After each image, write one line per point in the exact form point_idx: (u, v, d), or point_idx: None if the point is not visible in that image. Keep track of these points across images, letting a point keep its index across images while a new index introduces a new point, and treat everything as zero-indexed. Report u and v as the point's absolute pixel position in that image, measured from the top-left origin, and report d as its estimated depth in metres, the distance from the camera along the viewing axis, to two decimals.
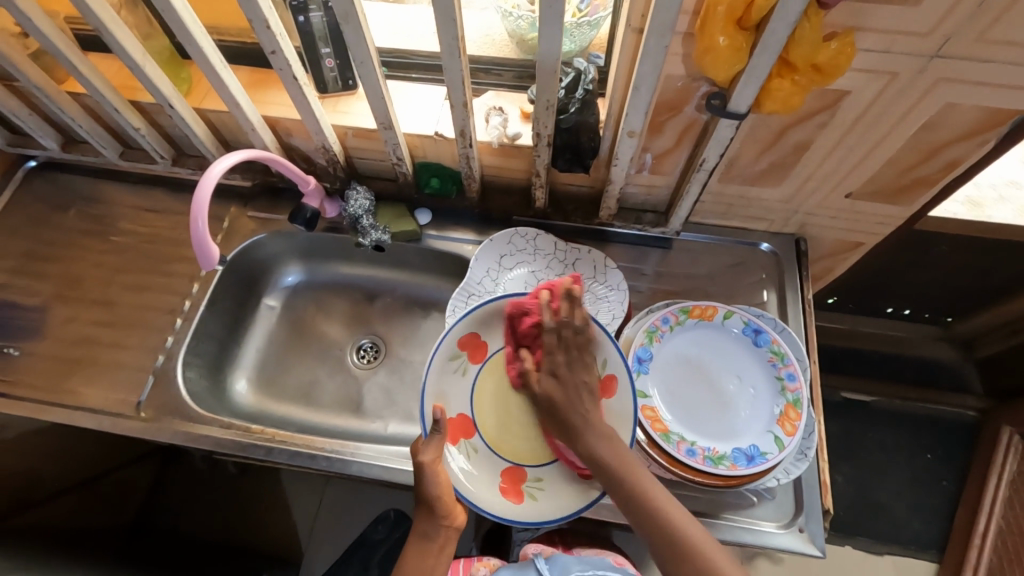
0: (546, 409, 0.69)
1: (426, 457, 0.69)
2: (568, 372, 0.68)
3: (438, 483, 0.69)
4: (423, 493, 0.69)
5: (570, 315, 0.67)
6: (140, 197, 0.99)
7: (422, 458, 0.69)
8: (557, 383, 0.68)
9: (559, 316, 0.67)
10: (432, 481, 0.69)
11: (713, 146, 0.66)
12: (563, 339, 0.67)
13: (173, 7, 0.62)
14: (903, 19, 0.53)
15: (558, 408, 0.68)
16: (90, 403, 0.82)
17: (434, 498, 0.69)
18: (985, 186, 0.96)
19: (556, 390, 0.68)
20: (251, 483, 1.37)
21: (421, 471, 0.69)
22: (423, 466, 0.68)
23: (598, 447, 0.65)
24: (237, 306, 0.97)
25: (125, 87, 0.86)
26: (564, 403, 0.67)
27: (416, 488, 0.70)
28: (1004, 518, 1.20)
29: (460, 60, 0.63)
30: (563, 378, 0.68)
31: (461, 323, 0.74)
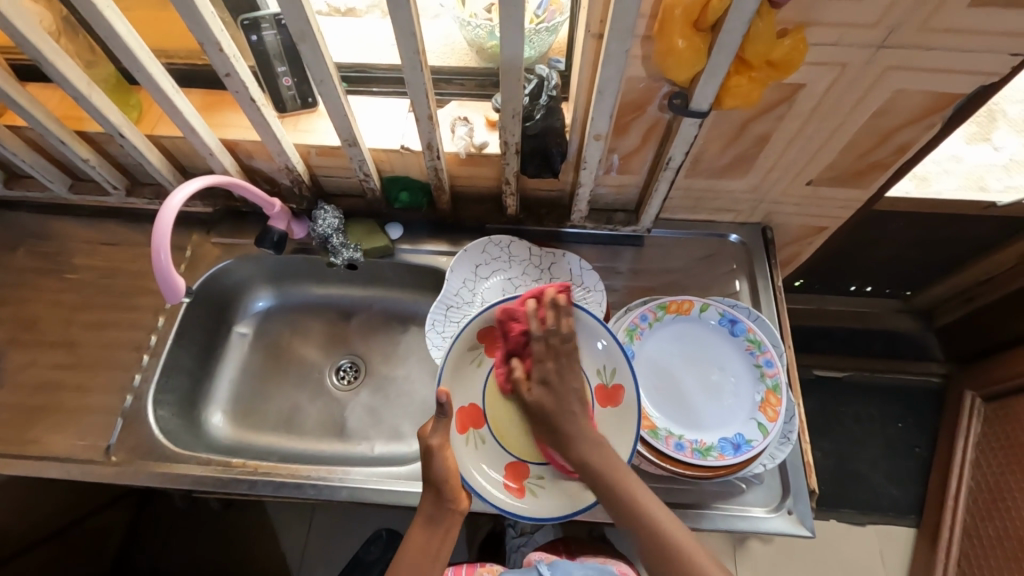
0: (541, 413, 0.67)
1: (435, 440, 0.67)
2: (562, 374, 0.66)
3: (447, 467, 0.68)
4: (432, 478, 0.68)
5: (557, 324, 0.66)
6: (94, 231, 0.94)
7: (431, 441, 0.67)
8: (546, 390, 0.67)
9: (546, 324, 0.66)
10: (439, 465, 0.68)
11: (678, 144, 0.67)
12: (551, 347, 0.66)
13: (116, 32, 0.59)
14: (849, 13, 0.55)
15: (552, 412, 0.66)
16: (56, 452, 0.78)
17: (440, 482, 0.68)
18: (933, 162, 1.01)
19: (546, 397, 0.66)
20: (235, 516, 1.32)
21: (429, 454, 0.68)
22: (432, 450, 0.67)
23: (589, 454, 0.64)
24: (207, 336, 0.93)
25: (70, 118, 0.82)
26: (558, 408, 0.66)
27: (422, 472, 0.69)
28: (974, 478, 1.26)
29: (422, 73, 0.62)
30: (559, 381, 0.67)
31: (480, 316, 0.72)
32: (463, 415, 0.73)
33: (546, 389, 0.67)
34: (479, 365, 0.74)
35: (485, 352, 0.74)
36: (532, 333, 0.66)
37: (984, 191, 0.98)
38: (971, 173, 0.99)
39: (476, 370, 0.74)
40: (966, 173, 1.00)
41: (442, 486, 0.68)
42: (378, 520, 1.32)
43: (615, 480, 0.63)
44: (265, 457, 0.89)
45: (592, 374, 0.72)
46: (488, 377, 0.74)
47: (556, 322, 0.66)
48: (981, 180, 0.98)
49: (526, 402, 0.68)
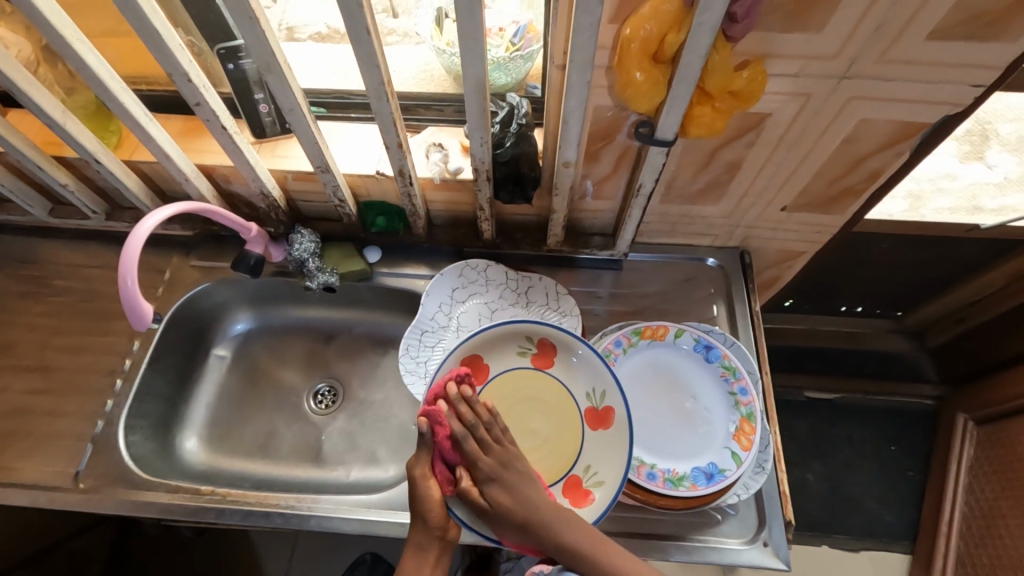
0: (502, 519, 0.64)
1: (420, 468, 0.66)
2: (503, 463, 0.66)
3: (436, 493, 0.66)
4: (416, 503, 0.67)
5: (476, 415, 0.67)
6: (74, 254, 0.95)
7: (415, 469, 0.66)
8: (496, 491, 0.65)
9: (465, 421, 0.66)
10: (424, 493, 0.66)
11: (648, 171, 0.67)
12: (482, 441, 0.66)
13: (87, 65, 0.60)
14: (808, 45, 0.56)
15: (513, 511, 0.64)
16: (24, 478, 0.78)
17: (428, 508, 0.66)
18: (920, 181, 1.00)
19: (502, 495, 0.64)
20: (216, 541, 1.31)
21: (415, 480, 0.66)
22: (416, 476, 0.66)
23: (565, 533, 0.63)
24: (184, 360, 0.93)
25: (50, 144, 0.83)
26: (515, 503, 0.64)
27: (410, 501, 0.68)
28: (967, 504, 1.23)
29: (389, 102, 0.63)
30: (504, 473, 0.65)
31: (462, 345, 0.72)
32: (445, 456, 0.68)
33: (497, 487, 0.65)
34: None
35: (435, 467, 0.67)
36: (457, 435, 0.65)
37: (978, 211, 0.98)
38: (965, 192, 0.98)
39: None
40: (960, 193, 0.98)
41: (429, 513, 0.66)
42: (361, 546, 1.30)
43: (597, 556, 0.63)
44: (238, 484, 0.88)
45: (582, 397, 0.73)
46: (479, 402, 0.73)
47: (477, 420, 0.67)
48: (976, 200, 0.98)
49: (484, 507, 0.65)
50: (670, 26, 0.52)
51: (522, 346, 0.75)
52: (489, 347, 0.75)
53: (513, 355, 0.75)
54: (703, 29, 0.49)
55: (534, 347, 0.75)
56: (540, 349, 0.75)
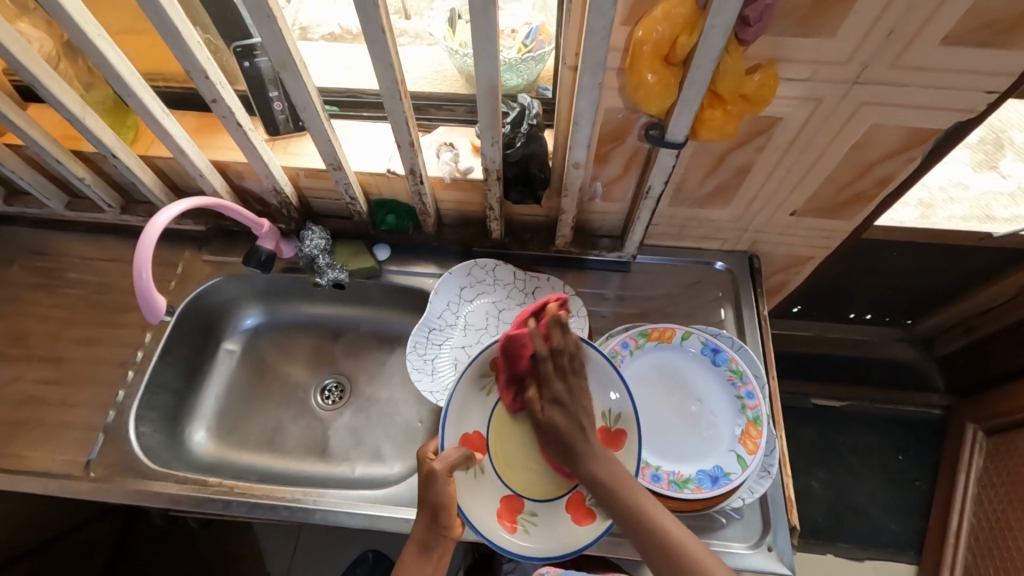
0: (554, 435, 0.64)
1: (441, 466, 0.65)
2: (571, 388, 0.64)
3: (450, 493, 0.66)
4: (429, 501, 0.65)
5: (563, 342, 0.64)
6: (89, 246, 0.96)
7: (437, 467, 0.65)
8: (557, 412, 0.64)
9: (552, 344, 0.64)
10: (442, 492, 0.65)
11: (657, 174, 0.68)
12: (559, 369, 0.64)
13: (108, 60, 0.61)
14: (820, 50, 0.56)
15: (566, 434, 0.63)
16: (36, 466, 0.79)
17: (439, 507, 0.65)
18: (935, 188, 0.99)
19: (560, 417, 0.64)
20: (220, 533, 1.32)
21: (432, 478, 0.65)
22: (437, 473, 0.65)
23: (597, 468, 0.62)
24: (194, 354, 0.94)
25: (68, 139, 0.85)
26: (571, 427, 0.63)
27: (421, 499, 0.66)
28: (975, 516, 1.22)
29: (402, 102, 0.64)
30: (569, 399, 0.64)
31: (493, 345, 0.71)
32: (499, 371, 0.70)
33: (558, 410, 0.64)
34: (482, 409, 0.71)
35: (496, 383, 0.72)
36: (539, 355, 0.63)
37: (990, 220, 0.97)
38: (976, 202, 0.97)
39: (475, 414, 0.71)
40: (971, 202, 0.97)
41: (442, 512, 0.65)
42: (363, 543, 1.30)
43: (625, 496, 0.61)
44: (244, 477, 0.89)
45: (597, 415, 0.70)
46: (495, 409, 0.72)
47: (563, 345, 0.64)
48: (988, 209, 0.96)
49: (539, 420, 0.65)
50: (682, 29, 0.53)
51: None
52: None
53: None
54: (715, 32, 0.49)
55: None
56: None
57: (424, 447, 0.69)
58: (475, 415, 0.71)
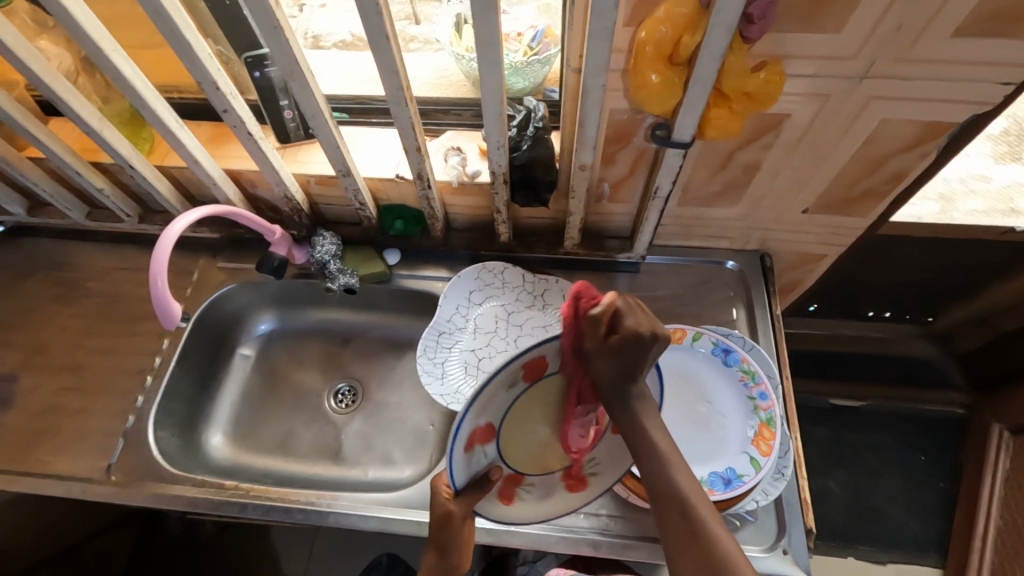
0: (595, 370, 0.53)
1: (456, 511, 0.62)
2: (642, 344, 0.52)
3: (461, 537, 0.65)
4: (446, 545, 0.66)
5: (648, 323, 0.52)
6: (109, 256, 0.99)
7: (452, 513, 0.63)
8: (625, 347, 0.52)
9: (630, 318, 0.52)
10: (456, 534, 0.65)
11: (664, 174, 0.67)
12: (630, 340, 0.51)
13: (123, 74, 0.63)
14: (826, 45, 0.56)
15: (625, 367, 0.53)
16: (59, 470, 0.81)
17: (451, 547, 0.66)
18: (955, 182, 0.97)
19: (614, 368, 0.53)
20: (238, 536, 1.34)
21: (447, 520, 0.64)
22: (453, 517, 0.63)
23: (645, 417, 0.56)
24: (209, 359, 0.96)
25: (87, 151, 0.87)
26: (630, 368, 0.53)
27: (436, 537, 0.66)
28: (1002, 518, 1.18)
29: (407, 108, 0.64)
30: (635, 350, 0.52)
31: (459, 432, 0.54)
32: (480, 427, 0.56)
33: (623, 349, 0.52)
34: (479, 453, 0.58)
35: (524, 377, 0.54)
36: (615, 311, 0.52)
37: (1015, 213, 0.94)
38: (999, 194, 0.95)
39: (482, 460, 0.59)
40: (994, 194, 0.95)
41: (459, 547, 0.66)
42: (377, 547, 1.31)
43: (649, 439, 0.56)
44: (259, 480, 0.90)
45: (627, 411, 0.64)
46: (513, 403, 0.56)
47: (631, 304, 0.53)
48: (1010, 202, 0.94)
49: (595, 357, 0.53)
50: (685, 28, 0.53)
51: (506, 381, 0.53)
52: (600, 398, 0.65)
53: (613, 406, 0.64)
54: (717, 32, 0.49)
55: (519, 371, 0.53)
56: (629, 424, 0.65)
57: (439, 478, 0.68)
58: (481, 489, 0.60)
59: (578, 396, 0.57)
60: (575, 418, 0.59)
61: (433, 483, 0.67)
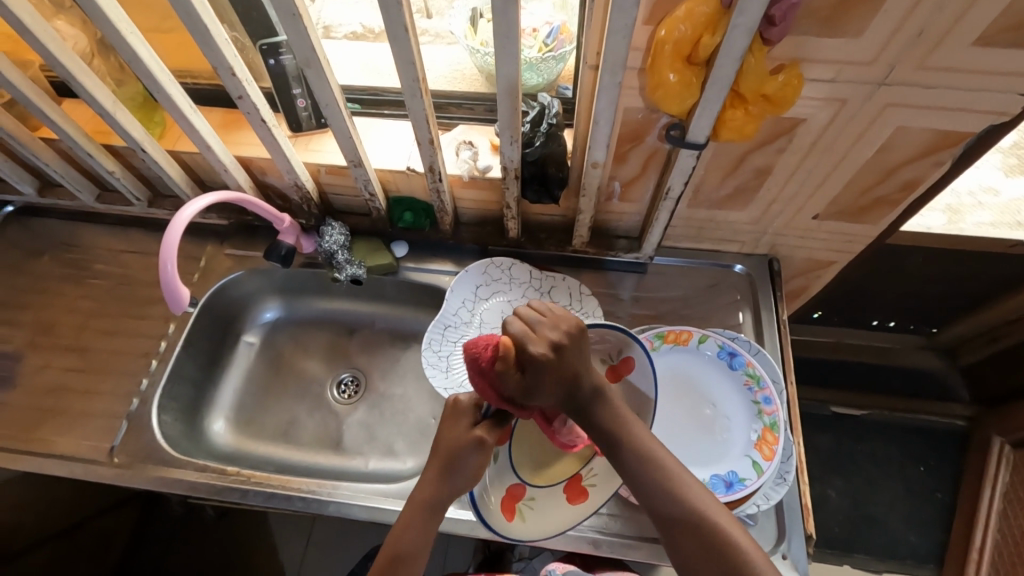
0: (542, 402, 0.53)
1: (488, 437, 0.59)
2: (558, 353, 0.52)
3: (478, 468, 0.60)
4: (455, 474, 0.60)
5: (547, 324, 0.54)
6: (118, 239, 0.99)
7: (486, 439, 0.59)
8: (545, 376, 0.51)
9: (531, 334, 0.52)
10: (474, 461, 0.59)
11: (676, 174, 0.67)
12: (545, 356, 0.51)
13: (139, 57, 0.63)
14: (846, 50, 0.55)
15: (559, 385, 0.53)
16: (62, 450, 0.81)
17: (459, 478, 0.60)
18: (964, 194, 0.97)
19: (552, 392, 0.53)
20: (236, 522, 1.34)
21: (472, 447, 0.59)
22: (483, 443, 0.59)
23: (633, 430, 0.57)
24: (215, 345, 0.96)
25: (99, 133, 0.87)
26: (565, 380, 0.53)
27: (445, 465, 0.60)
28: (1000, 531, 1.18)
29: (422, 99, 0.64)
30: (558, 359, 0.52)
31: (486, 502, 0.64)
32: (506, 497, 0.66)
33: (545, 372, 0.51)
34: (526, 509, 0.66)
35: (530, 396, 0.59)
36: (517, 339, 0.52)
37: (1021, 227, 0.92)
38: (1007, 207, 0.94)
39: (535, 510, 0.66)
40: (1002, 208, 0.95)
41: (467, 480, 0.60)
42: (374, 538, 1.32)
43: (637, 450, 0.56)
44: (260, 467, 0.91)
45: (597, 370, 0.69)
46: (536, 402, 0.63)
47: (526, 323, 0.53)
48: (1018, 215, 0.94)
49: (530, 394, 0.52)
50: (705, 28, 0.53)
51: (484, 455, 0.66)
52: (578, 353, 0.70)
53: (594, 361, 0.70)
54: (737, 32, 0.49)
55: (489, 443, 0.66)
56: (623, 359, 0.69)
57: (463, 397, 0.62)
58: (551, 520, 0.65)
59: (545, 417, 0.61)
60: (558, 429, 0.63)
61: (456, 404, 0.61)
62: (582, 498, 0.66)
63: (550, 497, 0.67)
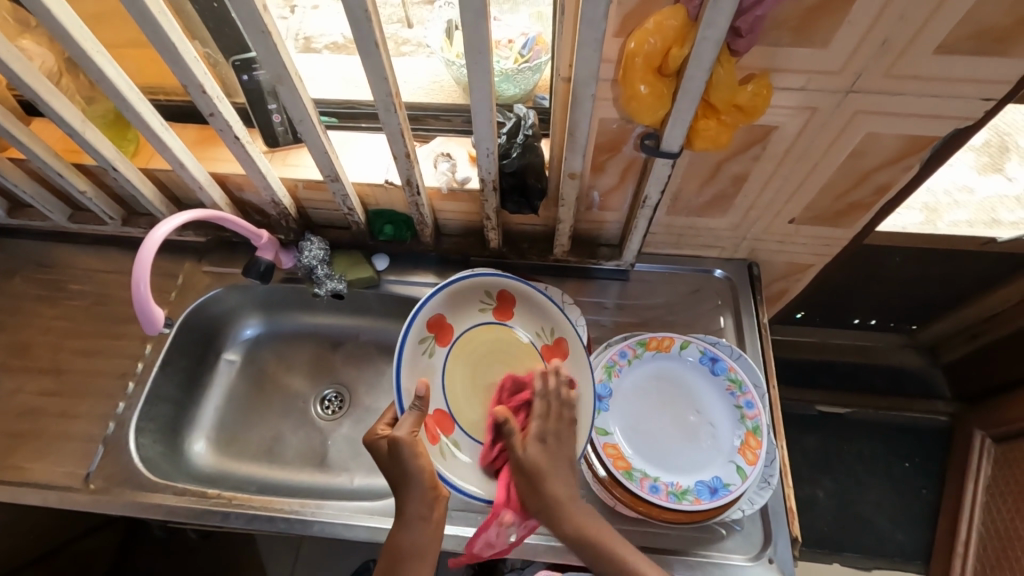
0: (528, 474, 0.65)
1: (403, 432, 0.64)
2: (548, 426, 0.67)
3: (420, 459, 0.64)
4: (408, 478, 0.64)
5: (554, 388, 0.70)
6: (92, 258, 0.97)
7: (399, 436, 0.63)
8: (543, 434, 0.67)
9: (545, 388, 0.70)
10: (411, 456, 0.63)
11: (653, 184, 0.67)
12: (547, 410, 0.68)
13: (107, 76, 0.62)
14: (813, 59, 0.56)
15: (547, 457, 0.66)
16: (36, 477, 0.79)
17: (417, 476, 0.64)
18: (940, 193, 0.98)
19: (542, 455, 0.66)
20: (222, 541, 1.32)
21: (398, 447, 0.63)
22: (400, 441, 0.63)
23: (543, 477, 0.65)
24: (194, 365, 0.94)
25: (69, 152, 0.86)
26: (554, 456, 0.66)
27: (394, 473, 0.65)
28: (983, 525, 1.19)
29: (397, 114, 0.64)
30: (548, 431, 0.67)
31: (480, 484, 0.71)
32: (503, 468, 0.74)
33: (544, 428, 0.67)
34: None
35: (437, 342, 0.74)
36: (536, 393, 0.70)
37: (996, 224, 0.95)
38: (982, 205, 0.96)
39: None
40: (977, 206, 0.96)
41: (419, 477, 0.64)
42: (364, 553, 1.30)
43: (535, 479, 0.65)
44: (242, 488, 0.89)
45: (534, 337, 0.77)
46: (444, 367, 0.74)
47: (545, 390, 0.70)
48: (993, 213, 0.95)
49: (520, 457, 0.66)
50: (674, 41, 0.53)
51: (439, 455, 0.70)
52: (452, 306, 0.75)
53: (475, 311, 0.77)
54: (706, 45, 0.49)
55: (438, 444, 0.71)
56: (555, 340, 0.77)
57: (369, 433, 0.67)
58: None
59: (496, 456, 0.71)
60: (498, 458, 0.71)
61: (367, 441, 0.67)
62: None
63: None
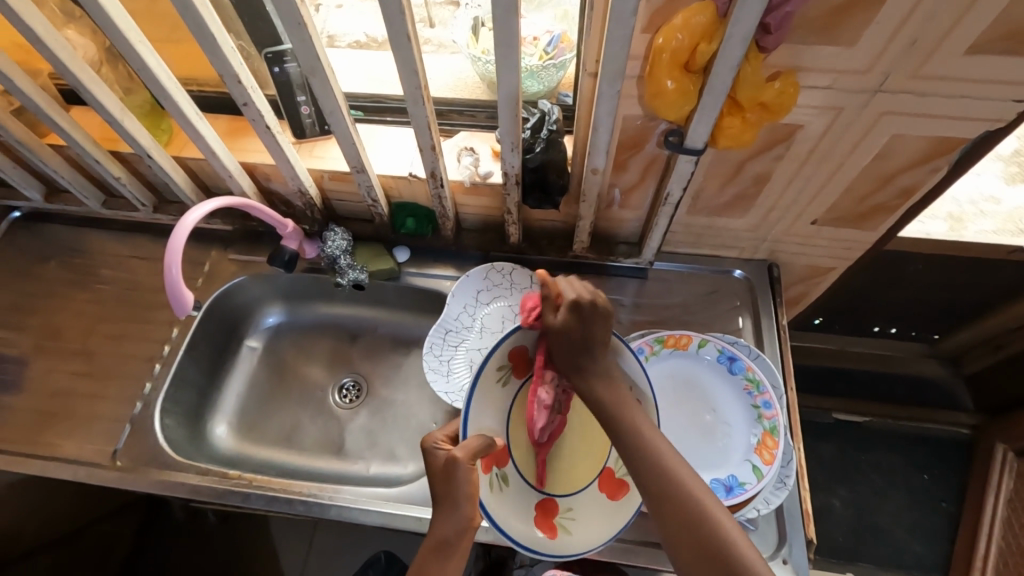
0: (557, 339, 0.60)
1: (462, 454, 0.57)
2: (578, 311, 0.59)
3: (472, 482, 0.58)
4: (452, 499, 0.59)
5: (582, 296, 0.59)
6: (123, 244, 1.00)
7: (458, 456, 0.57)
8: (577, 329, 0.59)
9: (568, 289, 0.60)
10: (464, 482, 0.58)
11: (675, 181, 0.68)
12: (577, 306, 0.59)
13: (148, 65, 0.64)
14: (840, 58, 0.56)
15: (577, 340, 0.59)
16: (66, 453, 0.82)
17: (464, 498, 0.59)
18: (966, 202, 0.97)
19: (570, 323, 0.59)
20: (238, 527, 1.34)
21: (453, 467, 0.58)
22: (459, 461, 0.57)
23: (599, 388, 0.59)
24: (217, 351, 0.97)
25: (106, 140, 0.89)
26: (579, 341, 0.59)
27: (442, 490, 0.59)
28: (1004, 540, 1.17)
29: (424, 107, 0.65)
30: (576, 317, 0.59)
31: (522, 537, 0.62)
32: (540, 514, 0.66)
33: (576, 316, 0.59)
34: (568, 521, 0.67)
35: (513, 373, 0.62)
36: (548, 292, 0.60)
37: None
38: (1008, 216, 0.95)
39: (576, 519, 0.67)
40: (1003, 215, 0.95)
41: (462, 503, 0.59)
42: (376, 544, 1.31)
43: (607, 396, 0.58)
44: (261, 472, 0.91)
45: None
46: (511, 405, 0.62)
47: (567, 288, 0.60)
48: (1020, 223, 0.94)
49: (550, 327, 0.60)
50: (702, 37, 0.54)
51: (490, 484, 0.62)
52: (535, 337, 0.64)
53: None
54: (734, 41, 0.49)
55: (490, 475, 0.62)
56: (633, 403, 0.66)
57: (430, 438, 0.64)
58: (598, 521, 0.67)
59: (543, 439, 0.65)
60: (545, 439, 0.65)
61: (427, 446, 0.63)
62: (623, 490, 0.68)
63: (586, 504, 0.68)
